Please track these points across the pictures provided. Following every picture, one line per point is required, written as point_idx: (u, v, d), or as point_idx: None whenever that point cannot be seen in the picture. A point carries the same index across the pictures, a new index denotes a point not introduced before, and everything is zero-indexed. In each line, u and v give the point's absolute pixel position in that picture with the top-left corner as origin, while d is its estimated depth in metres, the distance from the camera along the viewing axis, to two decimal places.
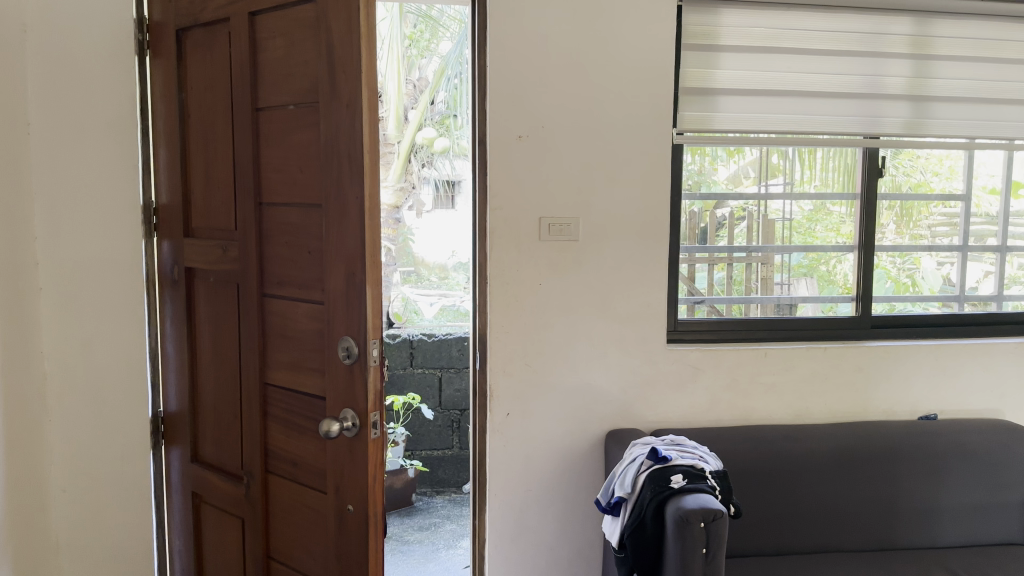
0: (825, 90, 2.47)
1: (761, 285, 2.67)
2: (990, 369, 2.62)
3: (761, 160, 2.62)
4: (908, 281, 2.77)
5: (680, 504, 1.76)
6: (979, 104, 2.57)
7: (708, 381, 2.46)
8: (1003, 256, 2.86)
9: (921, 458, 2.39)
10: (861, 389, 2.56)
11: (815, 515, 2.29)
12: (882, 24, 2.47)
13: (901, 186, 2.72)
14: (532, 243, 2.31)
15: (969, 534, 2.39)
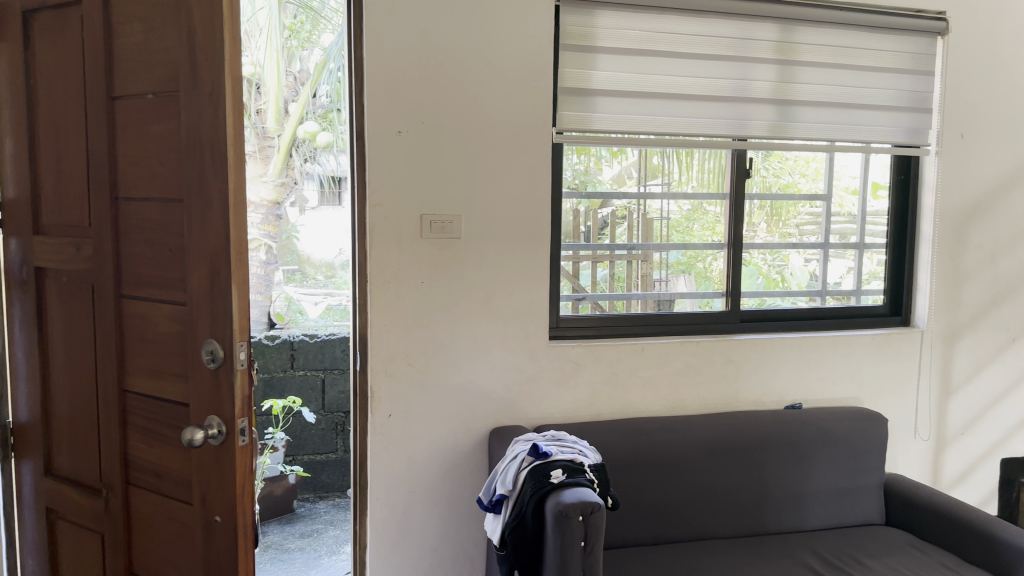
0: (697, 93, 2.54)
1: (641, 283, 2.74)
2: (849, 359, 2.78)
3: (641, 161, 2.71)
4: (778, 278, 2.92)
5: (560, 499, 1.78)
6: (839, 109, 2.71)
7: (589, 376, 2.50)
8: (862, 253, 3.01)
9: (788, 446, 2.51)
10: (733, 381, 2.66)
11: (690, 505, 2.36)
12: (750, 29, 2.57)
13: (772, 186, 2.86)
14: (413, 241, 2.28)
15: (831, 516, 2.53)
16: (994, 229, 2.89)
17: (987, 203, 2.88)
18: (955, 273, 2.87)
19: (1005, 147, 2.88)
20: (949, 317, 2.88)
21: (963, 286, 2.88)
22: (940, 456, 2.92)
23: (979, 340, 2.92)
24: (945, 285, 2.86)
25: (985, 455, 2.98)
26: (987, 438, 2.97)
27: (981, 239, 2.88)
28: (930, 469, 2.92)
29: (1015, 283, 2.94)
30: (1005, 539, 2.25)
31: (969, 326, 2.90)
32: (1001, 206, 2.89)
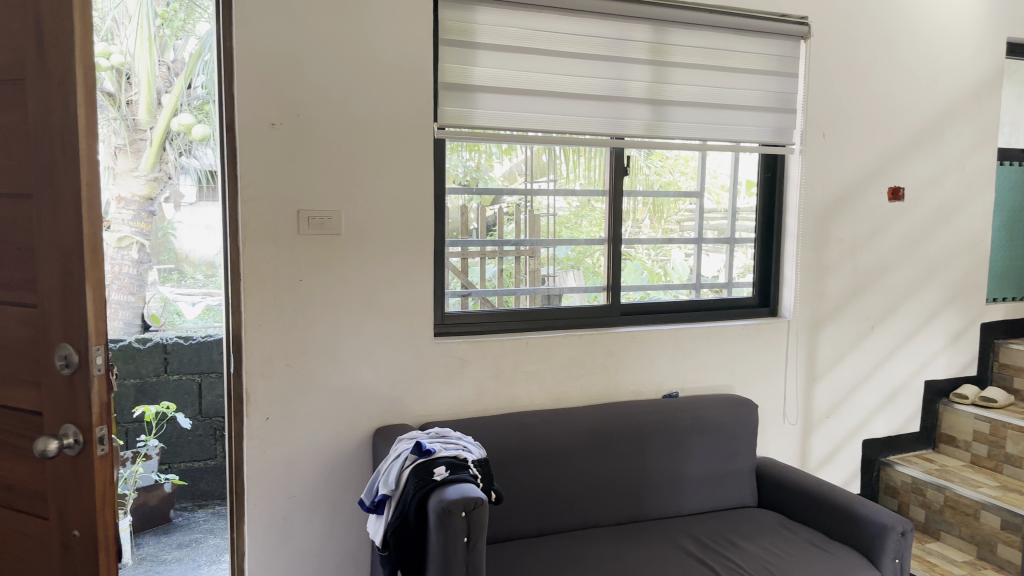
0: (575, 91, 2.59)
1: (529, 278, 2.87)
2: (722, 349, 2.90)
3: (531, 159, 2.85)
4: (660, 272, 3.09)
5: (442, 496, 1.77)
6: (709, 109, 2.82)
7: (474, 372, 2.50)
8: (733, 247, 3.16)
9: (666, 434, 2.59)
10: (614, 373, 2.73)
11: (574, 495, 2.40)
12: (625, 30, 2.63)
13: (654, 184, 3.00)
14: (290, 238, 2.22)
15: (707, 500, 2.63)
16: (853, 224, 3.08)
17: (846, 200, 3.06)
18: (819, 265, 3.04)
19: (861, 147, 3.07)
20: (813, 307, 3.04)
21: (827, 278, 3.05)
22: (807, 439, 3.09)
23: (842, 328, 3.10)
24: (809, 277, 3.02)
25: (848, 437, 3.17)
26: (850, 421, 3.16)
27: (842, 233, 3.06)
28: (799, 452, 3.08)
29: (872, 275, 3.15)
30: (865, 514, 2.40)
31: (831, 315, 3.08)
32: (858, 202, 3.09)
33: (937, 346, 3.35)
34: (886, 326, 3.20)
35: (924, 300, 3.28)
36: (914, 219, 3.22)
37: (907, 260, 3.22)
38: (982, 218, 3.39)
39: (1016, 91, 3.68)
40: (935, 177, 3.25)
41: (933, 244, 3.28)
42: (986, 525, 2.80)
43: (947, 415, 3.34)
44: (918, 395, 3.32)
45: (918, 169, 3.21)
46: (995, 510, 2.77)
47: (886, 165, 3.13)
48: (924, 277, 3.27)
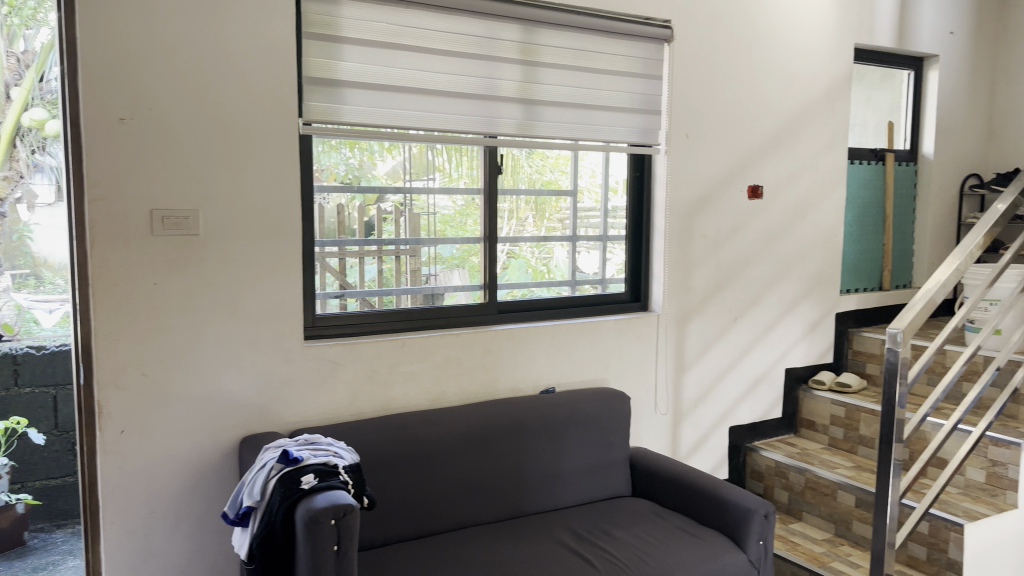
0: (446, 89, 2.57)
1: (410, 277, 2.90)
2: (597, 344, 2.95)
3: (418, 157, 2.91)
4: (544, 269, 3.16)
5: (310, 505, 1.72)
6: (579, 109, 2.86)
7: (347, 376, 2.44)
8: (605, 245, 3.22)
9: (541, 430, 2.62)
10: (490, 371, 2.73)
11: (451, 496, 2.39)
12: (494, 29, 2.64)
13: (536, 182, 3.12)
14: (144, 239, 2.11)
15: (583, 494, 2.68)
16: (716, 221, 3.21)
17: (710, 198, 3.18)
18: (686, 261, 3.14)
19: (722, 147, 3.19)
20: (681, 301, 3.14)
21: (693, 273, 3.17)
22: (678, 428, 3.19)
23: (708, 321, 3.22)
24: (676, 272, 3.12)
25: (715, 424, 3.30)
26: (717, 409, 3.29)
27: (706, 230, 3.18)
28: (671, 441, 3.18)
29: (735, 269, 3.28)
30: (731, 499, 2.49)
31: (699, 308, 3.20)
32: (722, 200, 3.22)
33: (796, 336, 3.53)
34: (749, 317, 3.35)
35: (783, 292, 3.46)
36: (773, 215, 3.38)
37: (767, 254, 3.38)
38: (835, 214, 3.60)
39: (863, 95, 3.94)
40: (791, 176, 3.42)
41: (791, 239, 3.46)
42: (843, 504, 2.96)
43: (806, 401, 3.52)
44: (779, 382, 3.49)
45: (776, 168, 3.37)
46: (852, 490, 2.93)
47: (747, 165, 3.28)
48: (782, 270, 3.45)
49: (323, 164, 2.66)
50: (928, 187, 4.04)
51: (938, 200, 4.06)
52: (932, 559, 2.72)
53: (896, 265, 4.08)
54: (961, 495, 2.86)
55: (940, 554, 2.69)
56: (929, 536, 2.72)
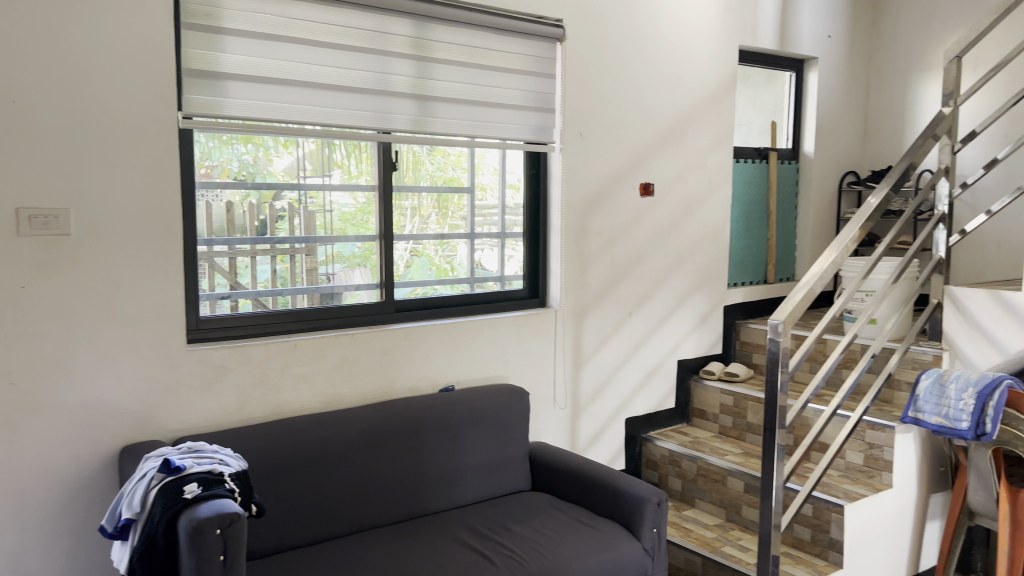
0: (336, 83, 2.52)
1: (307, 276, 2.83)
2: (495, 340, 2.96)
3: (321, 153, 2.83)
4: (448, 267, 3.13)
5: (193, 515, 1.65)
6: (473, 106, 2.85)
7: (235, 379, 2.36)
8: (503, 241, 3.21)
9: (439, 428, 2.60)
10: (387, 371, 2.69)
11: (347, 498, 2.35)
12: (384, 23, 2.60)
13: (436, 180, 3.07)
14: (8, 240, 1.98)
15: (482, 491, 2.67)
16: (610, 217, 3.27)
17: (604, 195, 3.24)
18: (581, 257, 3.18)
19: (615, 145, 3.25)
20: (577, 296, 3.18)
21: (588, 269, 3.21)
22: (576, 421, 3.23)
23: (604, 315, 3.28)
24: (572, 268, 3.16)
25: (612, 416, 3.36)
26: (613, 402, 3.35)
27: (601, 226, 3.24)
28: (569, 434, 3.21)
29: (628, 264, 3.35)
30: (625, 489, 2.54)
31: (594, 303, 3.24)
32: (615, 197, 3.27)
33: (687, 329, 3.64)
34: (642, 312, 3.42)
35: (675, 287, 3.55)
36: (664, 212, 3.47)
37: (659, 250, 3.47)
38: (722, 210, 3.73)
39: (749, 96, 4.08)
40: (681, 173, 3.52)
41: (681, 235, 3.55)
42: (732, 489, 3.07)
43: (698, 391, 3.63)
44: (672, 373, 3.58)
45: (666, 166, 3.46)
46: (739, 475, 3.04)
47: (639, 162, 3.35)
48: (674, 266, 3.54)
49: (214, 160, 2.58)
50: (810, 184, 4.22)
51: (819, 196, 4.25)
52: (815, 540, 2.86)
53: (781, 258, 4.25)
54: (841, 477, 3.01)
55: (822, 534, 2.83)
56: (812, 518, 2.86)
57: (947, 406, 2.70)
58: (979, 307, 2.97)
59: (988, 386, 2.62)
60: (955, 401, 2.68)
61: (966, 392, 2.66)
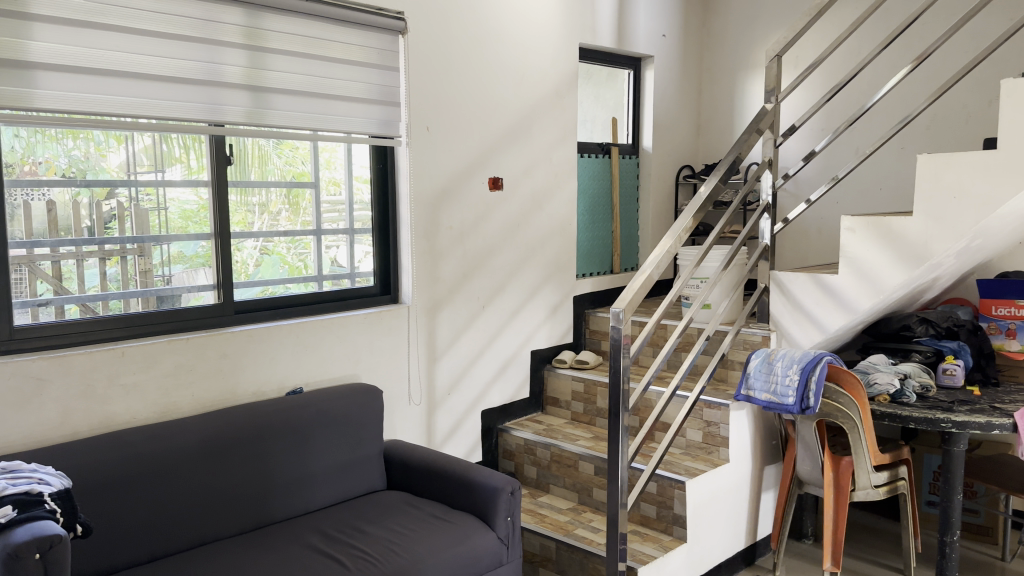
0: (162, 74, 2.39)
1: (140, 278, 2.66)
2: (344, 339, 2.89)
3: (157, 148, 2.66)
4: (300, 265, 3.01)
5: (8, 540, 1.54)
6: (313, 98, 2.78)
7: (57, 392, 2.19)
8: (353, 237, 3.11)
9: (287, 431, 2.53)
10: (228, 376, 2.58)
11: (188, 511, 2.24)
12: (213, 12, 2.49)
13: (286, 174, 2.96)
14: None
15: (334, 493, 2.62)
16: (459, 211, 3.28)
17: (453, 189, 3.24)
18: (432, 252, 3.18)
19: (462, 140, 3.27)
20: (429, 291, 3.17)
21: (440, 264, 3.21)
22: (432, 417, 3.21)
23: (456, 309, 3.28)
24: (423, 263, 3.14)
25: (467, 410, 3.37)
26: (469, 396, 3.37)
27: (451, 221, 3.24)
28: (426, 431, 3.19)
29: (479, 258, 3.37)
30: (479, 480, 2.58)
31: (446, 298, 3.25)
32: (463, 191, 3.28)
33: (538, 320, 3.71)
34: (494, 305, 3.46)
35: (525, 279, 3.61)
36: (512, 206, 3.52)
37: (508, 243, 3.51)
38: (568, 202, 3.83)
39: (592, 92, 4.19)
40: (527, 167, 3.58)
41: (529, 229, 3.62)
42: (584, 473, 3.17)
43: (551, 380, 3.72)
44: (525, 364, 3.64)
45: (513, 160, 3.51)
46: (590, 460, 3.14)
47: (485, 157, 3.38)
48: (523, 259, 3.60)
49: (38, 156, 2.39)
50: (649, 177, 4.41)
51: (658, 188, 4.45)
52: (661, 516, 2.96)
53: (626, 248, 4.41)
54: (683, 455, 3.17)
55: (667, 511, 2.94)
56: (657, 495, 2.97)
57: (776, 383, 2.90)
58: (801, 290, 3.20)
59: (811, 362, 2.84)
60: (783, 378, 2.88)
61: (791, 369, 2.87)
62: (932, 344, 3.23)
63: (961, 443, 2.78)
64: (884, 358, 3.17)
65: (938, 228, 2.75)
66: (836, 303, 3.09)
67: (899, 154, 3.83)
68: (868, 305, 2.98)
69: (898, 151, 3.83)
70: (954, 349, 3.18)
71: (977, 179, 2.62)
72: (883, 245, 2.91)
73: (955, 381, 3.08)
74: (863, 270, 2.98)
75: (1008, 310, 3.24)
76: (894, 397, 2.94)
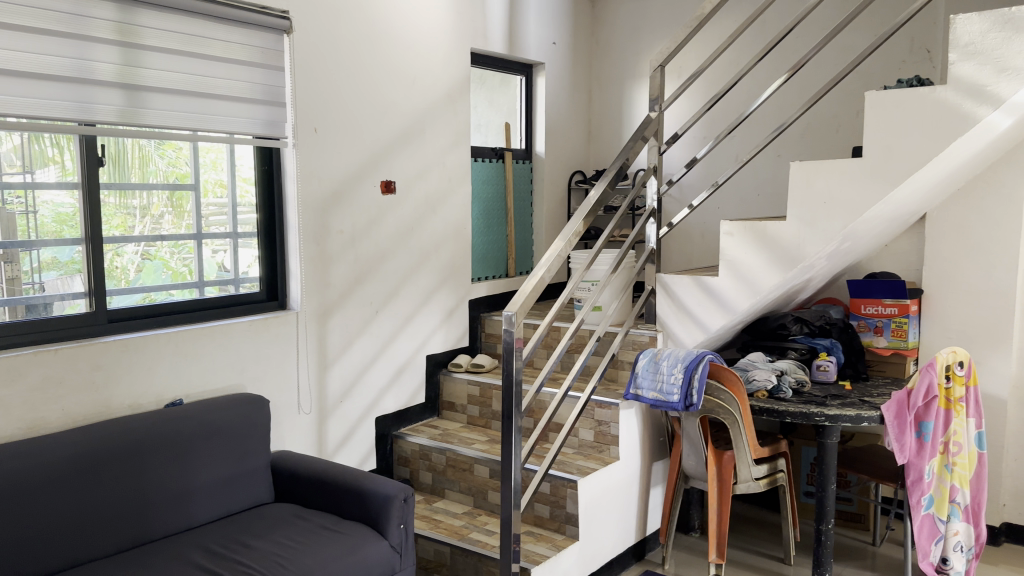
0: (27, 70, 2.25)
1: (7, 286, 2.43)
2: (227, 347, 2.80)
3: (26, 147, 2.47)
4: (185, 271, 2.89)
5: None
6: (192, 97, 2.68)
7: None
8: (236, 242, 3.01)
9: (167, 445, 2.42)
10: (101, 388, 2.45)
11: (58, 530, 2.12)
12: (83, 6, 2.37)
13: (168, 176, 2.83)
14: None
15: (219, 507, 2.54)
16: (350, 215, 3.23)
17: (343, 192, 3.19)
18: (322, 256, 3.12)
19: (352, 142, 3.22)
20: (319, 297, 3.11)
21: (330, 268, 3.15)
22: (323, 425, 3.15)
23: (348, 315, 3.23)
24: (312, 268, 3.08)
25: (361, 417, 3.32)
26: (362, 403, 3.32)
27: (341, 225, 3.19)
28: (317, 440, 3.12)
29: (371, 263, 3.33)
30: (371, 488, 2.55)
31: (337, 303, 3.19)
32: (353, 194, 3.24)
33: (433, 325, 3.69)
34: (388, 310, 3.42)
35: (419, 284, 3.59)
36: (405, 210, 3.49)
37: (401, 248, 3.48)
38: (461, 206, 3.83)
39: (485, 97, 4.19)
40: (420, 171, 3.56)
41: (422, 233, 3.60)
42: (479, 477, 3.17)
43: (446, 385, 3.71)
44: (420, 369, 3.62)
45: (405, 163, 3.48)
46: (485, 463, 3.15)
47: (377, 160, 3.34)
48: (417, 263, 3.58)
49: None
50: (542, 182, 4.46)
51: (550, 193, 4.51)
52: (554, 516, 2.99)
53: (521, 253, 4.44)
54: (576, 454, 3.22)
55: (560, 510, 2.97)
56: (550, 495, 3.00)
57: (662, 381, 2.99)
58: (685, 292, 3.31)
59: (694, 361, 2.96)
60: (669, 377, 2.97)
61: (676, 367, 2.97)
62: (806, 342, 3.39)
63: (832, 436, 2.93)
64: (763, 356, 3.32)
65: (809, 232, 2.89)
66: (717, 304, 3.21)
67: (775, 161, 4.01)
68: (746, 305, 3.11)
69: (774, 159, 4.02)
70: (827, 346, 3.36)
71: (845, 187, 2.78)
72: (759, 248, 3.05)
73: (829, 377, 3.25)
74: (741, 271, 3.11)
75: (877, 309, 3.44)
76: (772, 393, 3.08)
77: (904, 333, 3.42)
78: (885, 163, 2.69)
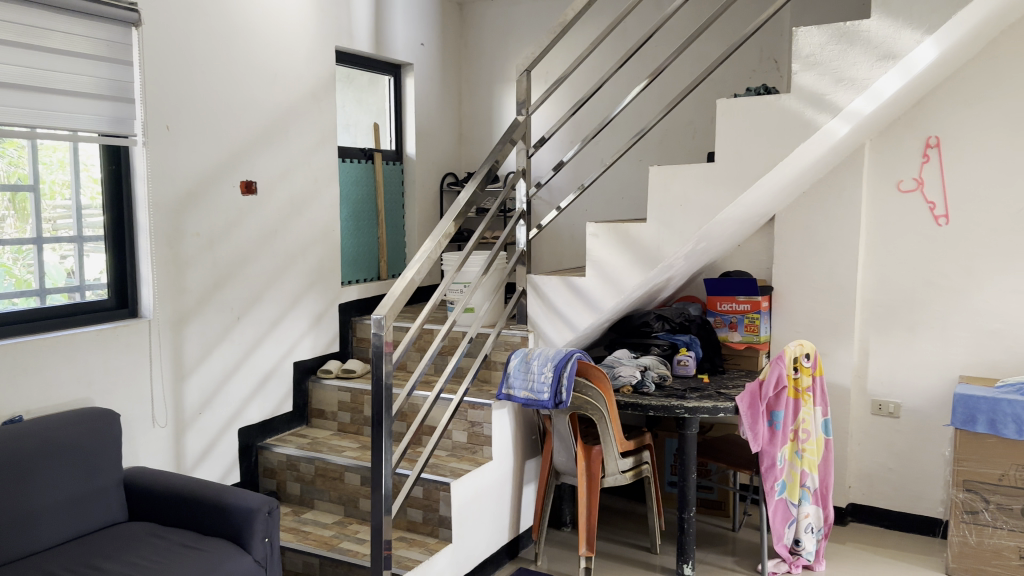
0: None
1: None
2: (73, 358, 2.62)
3: None
4: (30, 278, 2.65)
5: None
6: (30, 92, 2.48)
7: None
8: (82, 247, 2.80)
9: (4, 466, 2.24)
10: None
11: None
12: None
13: (8, 176, 2.57)
14: None
15: (65, 530, 2.37)
16: (207, 217, 3.10)
17: (200, 193, 3.06)
18: (177, 261, 2.98)
19: (209, 142, 3.10)
20: (175, 303, 2.97)
21: (185, 273, 3.01)
22: (181, 438, 3.01)
23: (206, 322, 3.10)
24: (165, 273, 2.93)
25: (222, 428, 3.19)
26: (223, 413, 3.19)
27: (197, 227, 3.06)
28: (174, 454, 2.98)
29: (231, 267, 3.21)
30: (232, 502, 2.45)
31: (195, 310, 3.05)
32: (211, 195, 3.11)
33: (300, 330, 3.60)
34: (251, 316, 3.31)
35: (284, 288, 3.49)
36: (267, 212, 3.38)
37: (264, 251, 3.37)
38: (328, 208, 3.75)
39: (354, 97, 4.11)
40: (283, 172, 3.46)
41: (287, 235, 3.50)
42: (349, 485, 3.12)
43: (316, 392, 3.62)
44: (287, 376, 3.52)
45: (267, 163, 3.38)
46: (356, 470, 3.09)
47: (236, 159, 3.22)
48: (282, 267, 3.48)
49: None
50: (413, 184, 4.43)
51: (421, 195, 4.49)
52: (427, 519, 2.96)
53: (393, 255, 4.39)
54: (449, 456, 3.20)
55: (433, 513, 2.94)
56: (423, 499, 2.96)
57: (532, 380, 3.02)
58: (554, 292, 3.37)
59: (563, 359, 3.01)
60: (539, 375, 3.01)
61: (546, 366, 3.01)
62: (668, 338, 3.53)
63: (692, 427, 3.06)
64: (628, 353, 3.41)
65: (667, 232, 3.00)
66: (585, 303, 3.28)
67: (638, 165, 4.15)
68: (611, 304, 3.20)
69: (637, 162, 4.16)
70: (687, 342, 3.51)
71: (700, 190, 2.91)
72: (622, 248, 3.14)
73: (688, 370, 3.42)
74: (606, 272, 3.20)
75: (731, 305, 3.62)
76: (636, 388, 3.18)
77: (757, 327, 3.59)
78: (735, 166, 2.83)
